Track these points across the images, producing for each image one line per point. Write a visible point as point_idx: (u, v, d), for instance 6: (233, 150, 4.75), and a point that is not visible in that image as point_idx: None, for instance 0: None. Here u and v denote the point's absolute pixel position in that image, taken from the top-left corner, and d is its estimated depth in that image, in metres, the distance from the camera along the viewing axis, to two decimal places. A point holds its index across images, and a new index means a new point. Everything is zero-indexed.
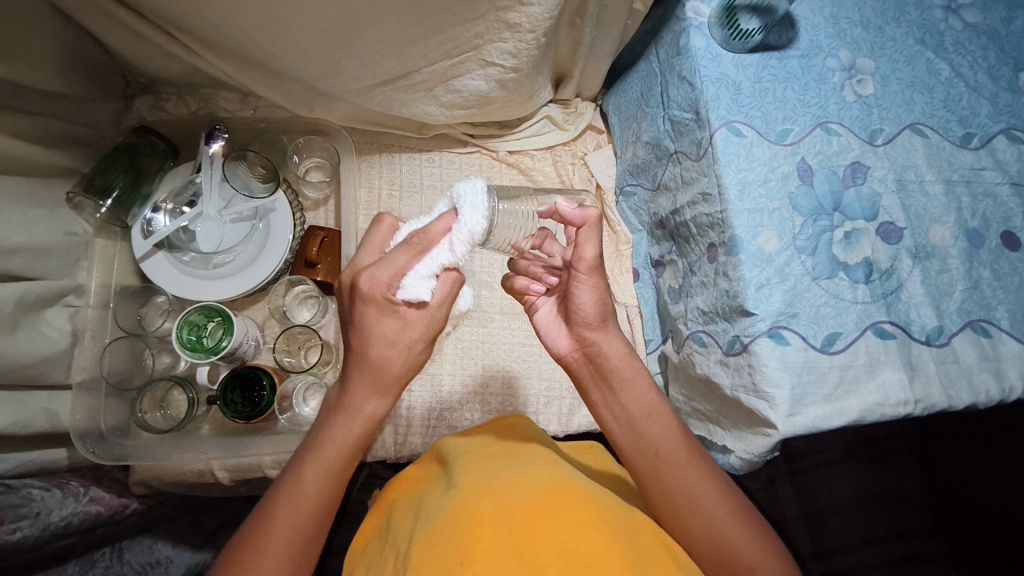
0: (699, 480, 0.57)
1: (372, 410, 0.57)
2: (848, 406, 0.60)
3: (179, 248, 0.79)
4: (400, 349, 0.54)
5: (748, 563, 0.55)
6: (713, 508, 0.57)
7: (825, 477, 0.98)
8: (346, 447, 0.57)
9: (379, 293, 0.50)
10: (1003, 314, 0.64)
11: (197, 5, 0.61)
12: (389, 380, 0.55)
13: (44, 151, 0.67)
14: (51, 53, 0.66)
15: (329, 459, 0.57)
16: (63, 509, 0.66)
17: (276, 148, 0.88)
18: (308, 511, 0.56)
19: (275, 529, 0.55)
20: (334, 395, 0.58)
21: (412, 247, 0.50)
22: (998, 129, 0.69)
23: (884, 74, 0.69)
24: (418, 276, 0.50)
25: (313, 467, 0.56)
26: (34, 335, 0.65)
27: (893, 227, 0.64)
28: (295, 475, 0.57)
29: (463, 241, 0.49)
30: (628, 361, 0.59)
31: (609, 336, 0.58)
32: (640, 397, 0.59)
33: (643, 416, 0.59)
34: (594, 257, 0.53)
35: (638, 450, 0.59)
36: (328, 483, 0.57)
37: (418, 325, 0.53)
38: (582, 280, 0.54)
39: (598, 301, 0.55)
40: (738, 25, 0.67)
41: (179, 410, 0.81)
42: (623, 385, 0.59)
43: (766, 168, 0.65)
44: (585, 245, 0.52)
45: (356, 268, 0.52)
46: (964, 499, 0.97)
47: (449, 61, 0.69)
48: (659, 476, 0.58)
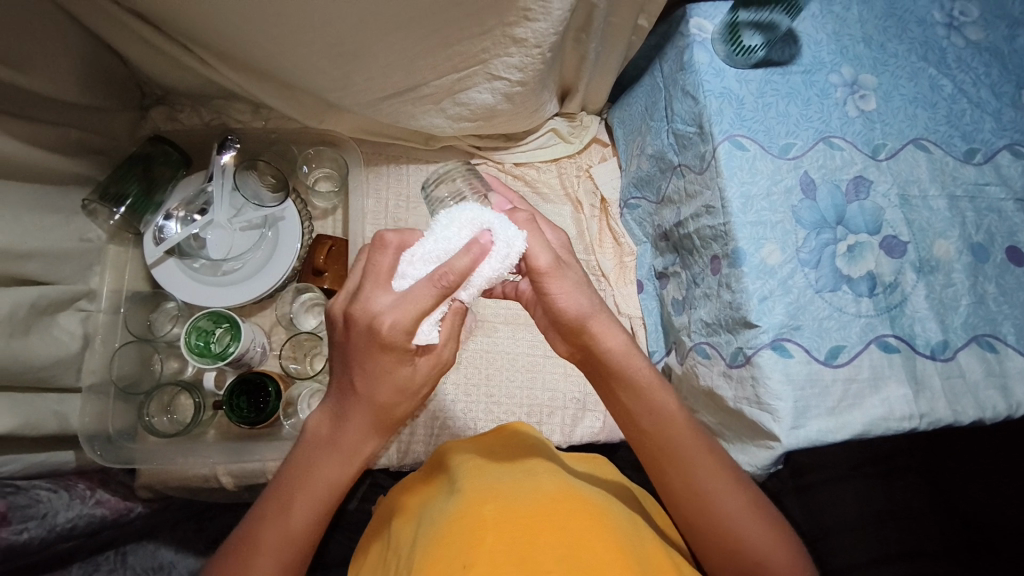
0: (709, 476, 0.57)
1: (367, 449, 0.58)
2: (853, 420, 0.59)
3: (190, 256, 0.81)
4: (404, 391, 0.54)
5: (755, 556, 0.56)
6: (725, 500, 0.57)
7: (829, 494, 0.96)
8: (337, 482, 0.58)
9: (397, 340, 0.49)
10: (1009, 329, 0.63)
11: (213, 21, 0.63)
12: (387, 421, 0.56)
13: (61, 160, 0.69)
14: (70, 66, 0.69)
15: (321, 494, 0.57)
16: (69, 511, 0.67)
17: (286, 158, 0.90)
18: (297, 544, 0.57)
19: (267, 551, 0.56)
20: (325, 431, 0.57)
21: (440, 296, 0.49)
22: (1001, 144, 0.69)
23: (887, 90, 0.69)
24: (432, 323, 0.51)
25: (303, 501, 0.57)
26: (46, 338, 0.66)
27: (897, 241, 0.64)
28: (287, 509, 0.57)
29: (478, 285, 0.52)
30: (630, 359, 0.57)
31: (605, 341, 0.56)
32: (643, 399, 0.57)
33: (649, 415, 0.57)
34: (549, 260, 0.54)
35: (643, 446, 0.59)
36: (319, 516, 0.58)
37: (424, 368, 0.54)
38: (549, 285, 0.54)
39: (572, 304, 0.54)
40: (740, 41, 0.68)
41: (186, 414, 0.82)
42: (621, 387, 0.58)
43: (770, 182, 0.65)
44: (533, 249, 0.54)
45: (374, 313, 0.49)
46: (969, 518, 0.96)
47: (457, 75, 0.71)
48: (666, 469, 0.58)
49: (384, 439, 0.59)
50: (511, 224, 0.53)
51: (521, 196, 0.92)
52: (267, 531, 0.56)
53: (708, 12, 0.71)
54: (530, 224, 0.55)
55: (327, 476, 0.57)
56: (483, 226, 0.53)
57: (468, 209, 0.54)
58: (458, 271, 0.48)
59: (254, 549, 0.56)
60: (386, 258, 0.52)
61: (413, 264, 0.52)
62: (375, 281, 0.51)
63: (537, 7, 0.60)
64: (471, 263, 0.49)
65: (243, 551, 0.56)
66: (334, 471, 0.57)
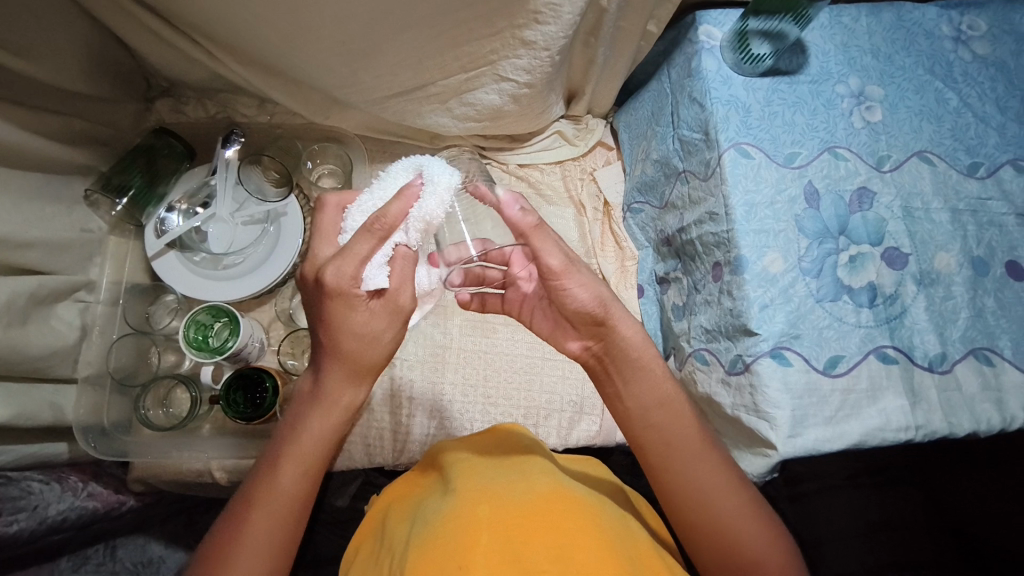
0: (707, 470, 0.58)
1: (347, 399, 0.59)
2: (850, 430, 0.60)
3: (191, 248, 0.80)
4: (371, 338, 0.55)
5: (752, 557, 0.56)
6: (721, 500, 0.57)
7: (824, 502, 0.97)
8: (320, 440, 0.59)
9: (346, 285, 0.50)
10: (1006, 343, 0.64)
11: (221, 14, 0.63)
12: (364, 370, 0.57)
13: (64, 149, 0.69)
14: (76, 56, 0.68)
15: (306, 451, 0.58)
16: (61, 503, 0.68)
17: (291, 154, 0.90)
18: (287, 504, 0.57)
19: (255, 516, 0.56)
20: (308, 387, 0.59)
21: (380, 243, 0.50)
22: (1005, 159, 0.69)
23: (893, 101, 0.70)
24: (376, 266, 0.51)
25: (287, 459, 0.58)
26: (44, 328, 0.66)
27: (898, 253, 0.65)
28: (273, 470, 0.58)
29: (419, 226, 0.50)
30: (644, 347, 0.59)
31: (620, 330, 0.58)
32: (653, 387, 0.59)
33: (655, 406, 0.59)
34: (561, 262, 0.53)
35: (648, 440, 0.60)
36: (307, 475, 0.58)
37: (384, 314, 0.53)
38: (566, 283, 0.54)
39: (593, 293, 0.55)
40: (749, 49, 0.68)
41: (182, 408, 0.81)
42: (637, 376, 0.59)
43: (773, 191, 0.66)
44: (546, 252, 0.52)
45: (319, 265, 0.53)
46: (963, 530, 0.96)
47: (464, 75, 0.71)
48: (667, 466, 0.59)
49: (365, 389, 0.60)
50: (441, 162, 0.52)
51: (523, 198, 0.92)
52: (255, 496, 0.57)
53: (717, 20, 0.72)
54: (542, 231, 0.52)
55: (312, 432, 0.59)
56: (417, 170, 0.52)
57: (403, 161, 0.53)
58: (391, 216, 0.49)
59: (243, 514, 0.57)
60: (329, 214, 0.55)
61: (352, 216, 0.54)
62: (322, 236, 0.55)
63: (548, 10, 0.60)
64: (403, 207, 0.49)
65: (232, 522, 0.57)
66: (316, 426, 0.58)
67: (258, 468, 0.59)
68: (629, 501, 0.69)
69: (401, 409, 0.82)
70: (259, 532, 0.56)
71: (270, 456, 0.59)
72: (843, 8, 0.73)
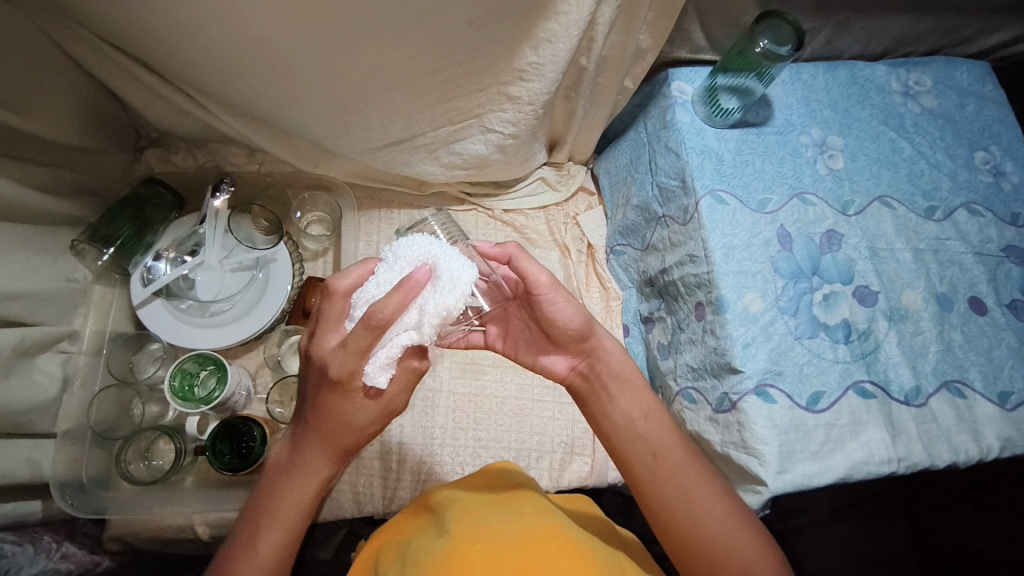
0: (694, 482, 0.59)
1: (323, 474, 0.58)
2: (835, 464, 0.61)
3: (177, 296, 0.79)
4: (355, 425, 0.55)
5: (743, 566, 0.56)
6: (711, 513, 0.58)
7: (816, 538, 0.95)
8: (298, 510, 0.58)
9: (346, 377, 0.51)
10: (975, 375, 0.67)
11: (219, 73, 0.65)
12: (343, 448, 0.57)
13: (52, 200, 0.69)
14: (70, 111, 0.70)
15: (285, 523, 0.58)
16: (34, 566, 0.64)
17: (280, 203, 0.90)
18: None
19: None
20: (286, 457, 0.59)
21: (377, 336, 0.48)
22: (958, 202, 0.75)
23: (853, 150, 0.75)
24: (378, 364, 0.50)
25: (268, 530, 0.57)
26: (24, 382, 0.64)
27: (869, 290, 0.68)
28: (252, 538, 0.57)
29: (433, 319, 0.50)
30: (623, 360, 0.62)
31: (603, 342, 0.62)
32: (635, 398, 0.62)
33: (641, 417, 0.61)
34: (548, 278, 0.57)
35: (635, 452, 0.60)
36: (284, 547, 0.57)
37: (371, 409, 0.54)
38: (554, 296, 0.57)
39: (577, 312, 0.59)
40: (718, 103, 0.74)
41: (165, 460, 0.79)
42: (619, 386, 0.62)
43: (749, 234, 0.69)
44: (533, 270, 0.57)
45: (321, 353, 0.52)
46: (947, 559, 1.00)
47: (453, 126, 0.74)
48: (657, 480, 0.59)
49: (342, 465, 0.60)
50: (456, 256, 0.52)
51: (510, 241, 0.94)
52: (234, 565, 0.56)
53: (687, 76, 0.77)
54: (523, 253, 0.57)
55: (292, 501, 0.58)
56: (428, 260, 0.52)
57: (416, 243, 0.53)
58: (387, 309, 0.46)
59: None
60: (336, 302, 0.53)
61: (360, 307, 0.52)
62: (327, 323, 0.52)
63: (531, 69, 0.64)
64: (401, 301, 0.47)
65: None
66: (295, 496, 0.58)
67: (235, 538, 0.58)
68: (621, 542, 0.68)
69: (390, 454, 0.81)
70: None
71: (248, 526, 0.58)
72: (802, 66, 0.79)
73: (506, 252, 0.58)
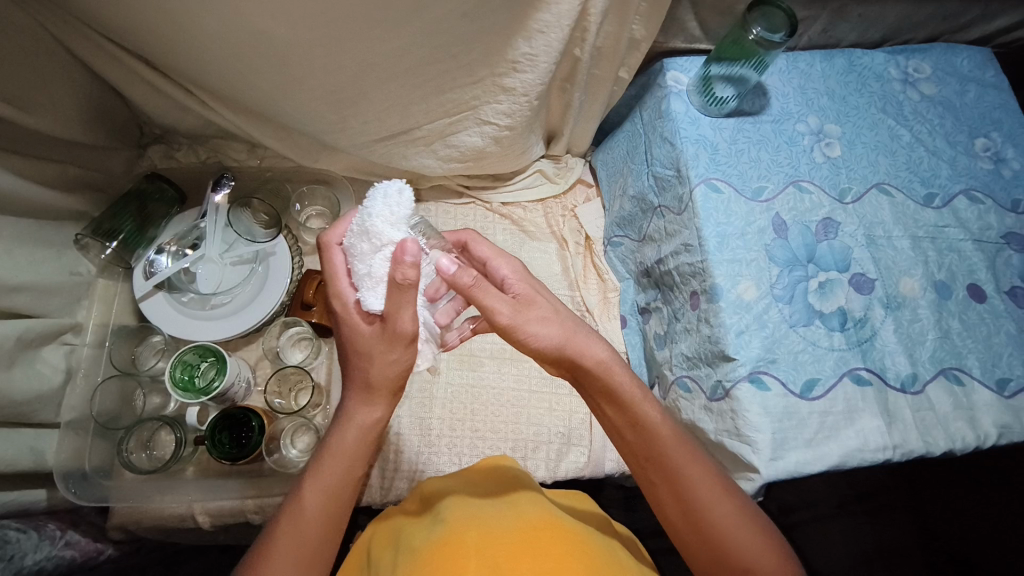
0: (695, 479, 0.58)
1: (364, 417, 0.60)
2: (830, 452, 0.61)
3: (179, 289, 0.81)
4: (386, 362, 0.56)
5: (742, 564, 0.57)
6: (713, 507, 0.58)
7: (821, 534, 1.00)
8: (343, 458, 0.60)
9: (352, 311, 0.56)
10: (974, 363, 0.66)
11: (217, 67, 0.66)
12: (373, 386, 0.58)
13: (57, 195, 0.71)
14: (73, 107, 0.71)
15: (331, 473, 0.60)
16: (37, 553, 0.65)
17: (280, 197, 0.92)
18: (310, 528, 0.58)
19: (281, 542, 0.57)
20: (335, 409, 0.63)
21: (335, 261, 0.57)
22: (958, 189, 0.74)
23: (850, 138, 0.74)
24: (365, 286, 0.53)
25: (312, 481, 0.60)
26: (29, 372, 0.66)
27: (865, 278, 0.68)
28: (297, 492, 0.60)
29: (382, 221, 0.52)
30: (612, 370, 0.59)
31: (583, 363, 0.58)
32: (621, 411, 0.60)
33: (629, 427, 0.60)
34: (508, 315, 0.55)
35: (630, 454, 0.62)
36: (329, 497, 0.59)
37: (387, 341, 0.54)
38: (523, 329, 0.55)
39: (552, 338, 0.56)
40: (713, 92, 0.73)
41: (166, 450, 0.80)
42: (603, 398, 0.61)
43: (743, 223, 0.69)
44: (495, 306, 0.55)
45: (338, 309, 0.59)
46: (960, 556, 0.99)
47: (448, 119, 0.75)
48: (649, 476, 0.61)
49: (387, 409, 0.61)
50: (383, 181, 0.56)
51: (507, 234, 0.94)
52: (283, 519, 0.59)
53: (682, 66, 0.77)
54: (482, 285, 0.54)
55: (337, 451, 0.60)
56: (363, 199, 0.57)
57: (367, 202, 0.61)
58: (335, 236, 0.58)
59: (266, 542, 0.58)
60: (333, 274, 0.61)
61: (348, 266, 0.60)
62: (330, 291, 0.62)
63: (525, 60, 0.64)
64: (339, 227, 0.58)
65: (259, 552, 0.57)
66: (338, 447, 0.60)
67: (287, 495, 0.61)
68: (614, 532, 0.69)
69: (388, 445, 0.82)
70: (283, 559, 0.56)
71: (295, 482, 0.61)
72: (798, 55, 0.78)
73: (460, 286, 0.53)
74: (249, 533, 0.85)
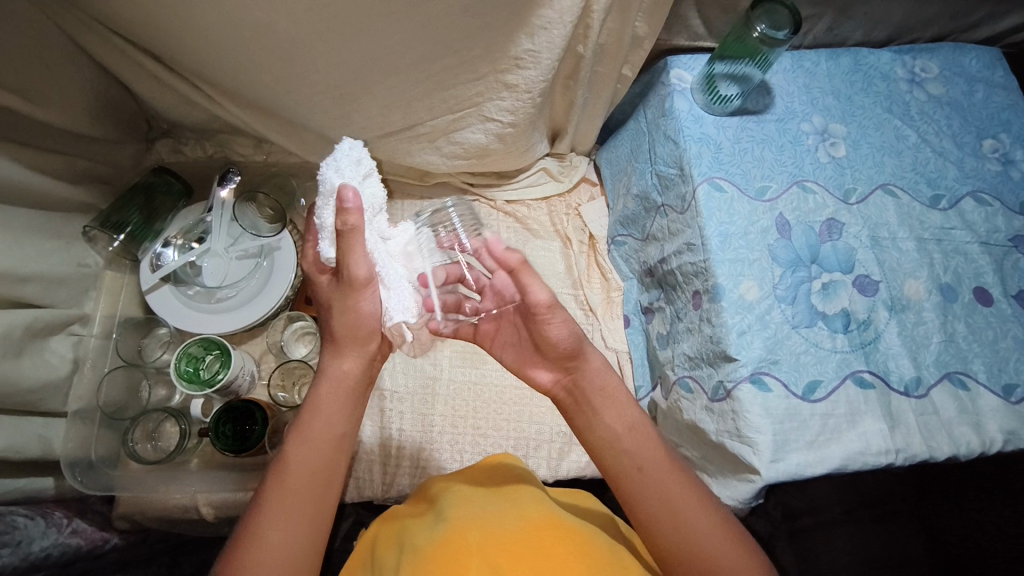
0: (678, 490, 0.58)
1: (344, 369, 0.60)
2: (831, 454, 0.61)
3: (185, 282, 0.82)
4: (354, 309, 0.56)
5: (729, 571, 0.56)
6: (696, 521, 0.57)
7: (831, 543, 0.95)
8: (329, 411, 0.59)
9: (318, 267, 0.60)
10: (979, 367, 0.66)
11: (222, 61, 0.66)
12: (351, 334, 0.57)
13: (65, 187, 0.71)
14: (80, 100, 0.72)
15: (314, 429, 0.58)
16: (43, 539, 0.66)
17: (285, 191, 0.92)
18: (297, 484, 0.56)
19: (267, 502, 0.56)
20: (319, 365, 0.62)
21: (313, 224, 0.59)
22: (965, 191, 0.73)
23: (856, 138, 0.74)
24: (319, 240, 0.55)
25: (298, 437, 0.58)
26: (37, 361, 0.67)
27: (869, 280, 0.67)
28: (282, 450, 0.59)
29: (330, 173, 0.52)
30: (609, 376, 0.63)
31: (590, 362, 0.62)
32: (620, 414, 0.62)
33: (627, 431, 0.61)
34: (549, 298, 0.56)
35: (620, 463, 0.60)
36: (314, 451, 0.58)
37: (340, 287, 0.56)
38: (551, 317, 0.57)
39: (569, 332, 0.58)
40: (717, 91, 0.73)
41: (170, 441, 0.81)
42: (603, 403, 0.62)
43: (746, 222, 0.69)
44: (534, 288, 0.56)
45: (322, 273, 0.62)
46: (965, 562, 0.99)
47: (452, 116, 0.75)
48: (636, 491, 0.59)
49: (362, 362, 0.60)
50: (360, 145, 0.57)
51: (511, 232, 0.94)
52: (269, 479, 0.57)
53: (686, 64, 0.77)
54: (530, 267, 0.56)
55: (322, 407, 0.59)
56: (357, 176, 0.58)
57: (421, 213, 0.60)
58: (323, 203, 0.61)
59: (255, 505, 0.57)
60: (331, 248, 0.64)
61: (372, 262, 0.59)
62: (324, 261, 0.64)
63: (527, 57, 0.64)
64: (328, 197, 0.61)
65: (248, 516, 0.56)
66: (324, 403, 0.59)
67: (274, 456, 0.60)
68: (616, 531, 0.69)
69: (390, 440, 0.82)
70: (271, 522, 0.55)
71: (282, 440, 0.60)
72: (804, 54, 0.78)
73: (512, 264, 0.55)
74: None
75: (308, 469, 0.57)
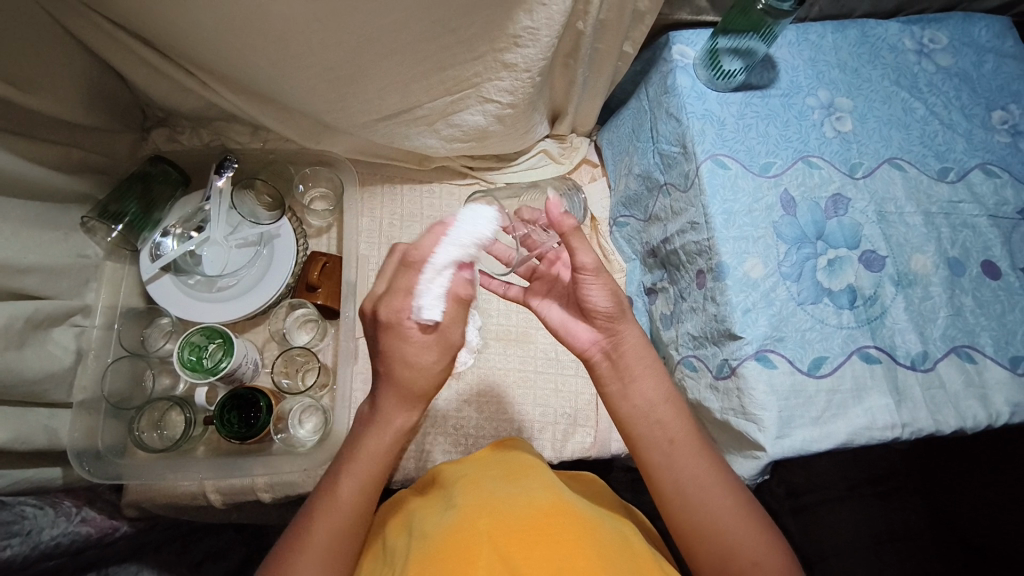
0: (703, 472, 0.59)
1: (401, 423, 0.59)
2: (837, 429, 0.60)
3: (186, 272, 0.82)
4: (421, 368, 0.55)
5: (751, 559, 0.56)
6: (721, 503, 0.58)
7: (831, 516, 1.00)
8: (378, 456, 0.59)
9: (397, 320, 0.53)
10: (987, 341, 0.65)
11: (217, 47, 0.65)
12: (413, 395, 0.57)
13: (61, 178, 0.71)
14: (75, 89, 0.71)
15: (365, 470, 0.59)
16: (53, 528, 0.68)
17: (283, 178, 0.93)
18: (342, 521, 0.57)
19: (309, 548, 0.56)
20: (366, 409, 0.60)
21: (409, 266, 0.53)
22: (974, 163, 0.72)
23: (862, 112, 0.73)
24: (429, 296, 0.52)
25: (345, 480, 0.58)
26: (40, 353, 0.67)
27: (875, 255, 0.66)
28: (329, 489, 0.58)
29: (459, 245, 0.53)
30: (645, 351, 0.63)
31: (629, 328, 0.62)
32: (655, 386, 0.62)
33: (661, 403, 0.62)
34: (593, 261, 0.57)
35: (651, 435, 0.61)
36: (363, 490, 0.58)
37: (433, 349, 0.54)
38: (591, 281, 0.58)
39: (611, 295, 0.60)
40: (720, 66, 0.71)
41: (176, 430, 0.81)
42: (639, 374, 0.62)
43: (750, 199, 0.68)
44: (580, 253, 0.56)
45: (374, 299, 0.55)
46: (972, 540, 0.99)
47: (450, 97, 0.74)
48: (672, 464, 0.60)
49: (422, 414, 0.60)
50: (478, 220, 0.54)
51: None
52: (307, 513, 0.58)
53: (689, 39, 0.75)
54: (579, 235, 0.55)
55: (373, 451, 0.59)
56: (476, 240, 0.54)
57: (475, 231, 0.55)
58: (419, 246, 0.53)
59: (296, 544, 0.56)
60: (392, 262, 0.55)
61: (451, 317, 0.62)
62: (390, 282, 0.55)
63: (526, 34, 0.63)
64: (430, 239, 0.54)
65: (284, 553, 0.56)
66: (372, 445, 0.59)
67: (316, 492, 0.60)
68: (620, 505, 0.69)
69: None
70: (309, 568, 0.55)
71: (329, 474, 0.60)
72: (809, 26, 0.76)
73: (562, 228, 0.55)
74: (260, 511, 0.87)
75: (351, 507, 0.58)
